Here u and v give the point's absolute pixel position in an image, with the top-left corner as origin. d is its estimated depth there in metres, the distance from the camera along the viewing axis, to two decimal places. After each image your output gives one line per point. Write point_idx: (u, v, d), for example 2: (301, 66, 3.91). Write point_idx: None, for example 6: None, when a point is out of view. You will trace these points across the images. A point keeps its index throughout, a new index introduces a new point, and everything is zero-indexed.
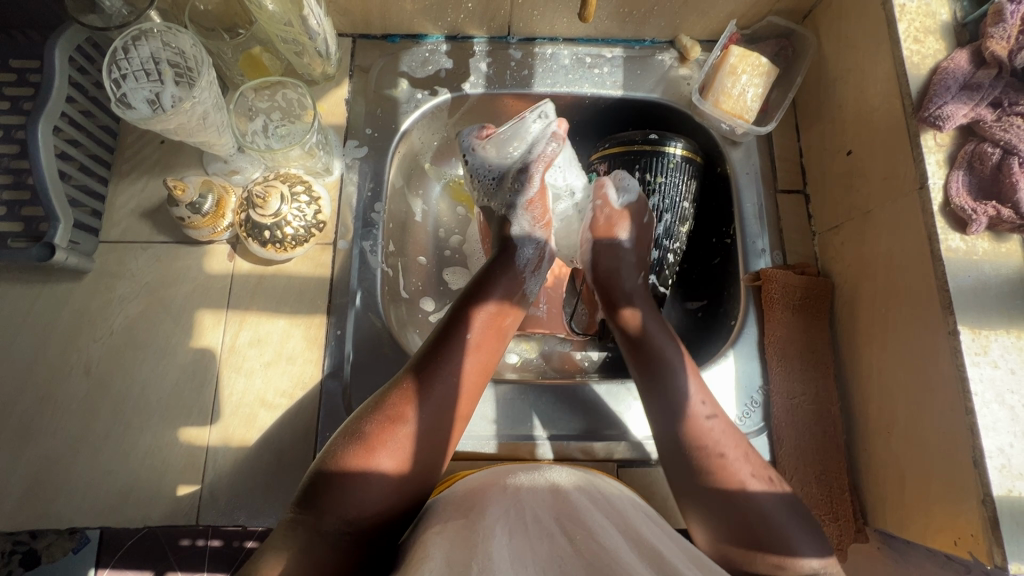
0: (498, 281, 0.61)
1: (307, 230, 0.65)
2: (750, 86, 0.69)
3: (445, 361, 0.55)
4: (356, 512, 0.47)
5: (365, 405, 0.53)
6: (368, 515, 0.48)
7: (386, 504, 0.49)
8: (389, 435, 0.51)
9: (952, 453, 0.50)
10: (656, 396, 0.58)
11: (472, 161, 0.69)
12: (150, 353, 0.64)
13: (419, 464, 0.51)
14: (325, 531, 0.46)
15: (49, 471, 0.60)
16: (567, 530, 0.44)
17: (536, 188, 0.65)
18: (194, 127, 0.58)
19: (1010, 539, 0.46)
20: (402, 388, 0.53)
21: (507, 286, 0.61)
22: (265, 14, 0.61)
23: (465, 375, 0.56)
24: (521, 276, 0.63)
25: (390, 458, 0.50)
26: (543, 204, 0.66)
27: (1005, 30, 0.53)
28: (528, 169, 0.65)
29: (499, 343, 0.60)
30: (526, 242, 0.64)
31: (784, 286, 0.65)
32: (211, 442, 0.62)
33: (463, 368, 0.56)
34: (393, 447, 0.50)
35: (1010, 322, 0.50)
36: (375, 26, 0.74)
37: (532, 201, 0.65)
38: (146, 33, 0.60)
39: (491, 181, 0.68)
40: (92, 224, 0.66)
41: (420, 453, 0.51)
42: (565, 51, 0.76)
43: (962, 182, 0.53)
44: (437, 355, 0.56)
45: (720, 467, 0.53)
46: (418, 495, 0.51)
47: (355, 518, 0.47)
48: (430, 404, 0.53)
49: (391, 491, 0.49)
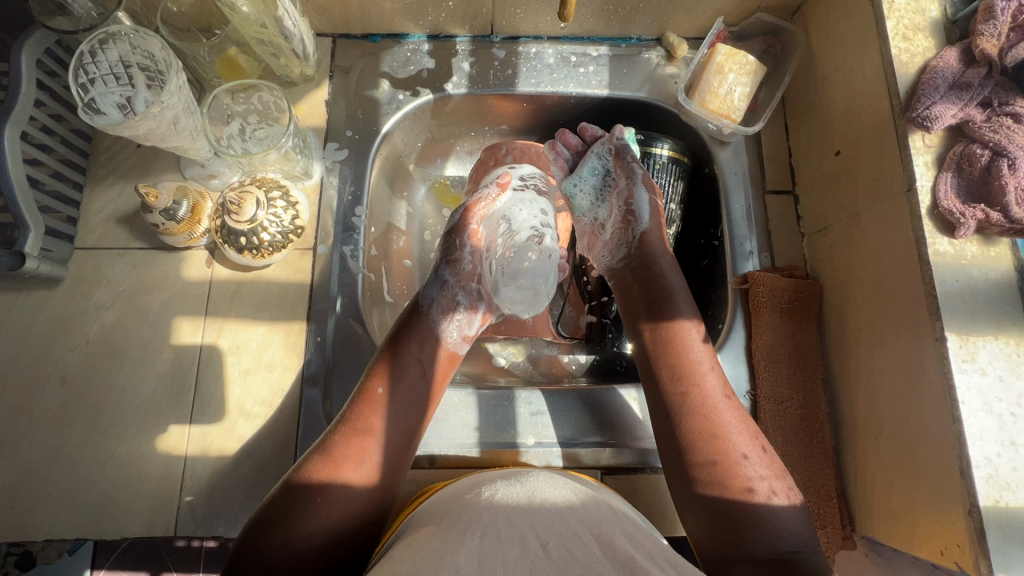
0: (415, 330, 0.58)
1: (285, 236, 0.64)
2: (737, 85, 0.68)
3: (411, 366, 0.55)
4: (315, 523, 0.46)
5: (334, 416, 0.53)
6: (328, 527, 0.46)
7: (359, 511, 0.48)
8: (352, 454, 0.49)
9: (939, 459, 0.49)
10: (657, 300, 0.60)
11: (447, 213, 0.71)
12: (127, 361, 0.63)
13: (384, 475, 0.50)
14: (283, 543, 0.45)
15: (25, 482, 0.59)
16: (544, 540, 0.42)
17: (463, 213, 0.66)
18: (165, 133, 0.57)
19: (996, 550, 0.45)
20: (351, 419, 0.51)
21: (421, 338, 0.57)
22: (239, 15, 0.60)
23: (428, 387, 0.55)
24: (432, 322, 0.59)
25: (363, 467, 0.49)
26: (457, 252, 0.63)
27: (995, 28, 0.52)
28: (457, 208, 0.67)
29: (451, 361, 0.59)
30: (434, 284, 0.62)
31: (771, 289, 0.64)
32: (189, 452, 0.61)
33: (427, 379, 0.55)
34: (357, 458, 0.49)
35: (999, 328, 0.49)
36: (355, 26, 0.72)
37: (448, 251, 0.64)
38: (113, 36, 0.58)
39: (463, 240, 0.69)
40: (67, 231, 0.65)
41: (375, 481, 0.49)
42: (550, 49, 0.74)
43: (950, 185, 0.51)
44: (401, 362, 0.55)
45: (738, 473, 0.50)
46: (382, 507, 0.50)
47: (325, 528, 0.46)
48: (380, 436, 0.51)
49: (356, 503, 0.48)
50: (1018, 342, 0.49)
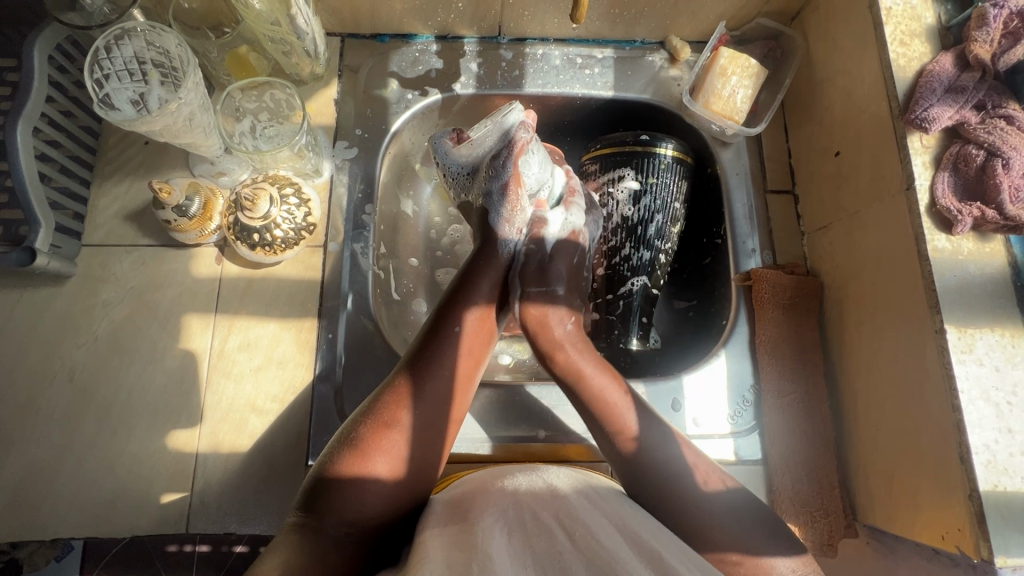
0: (483, 275, 0.61)
1: (297, 233, 0.64)
2: (739, 87, 0.70)
3: (438, 359, 0.54)
4: (353, 517, 0.46)
5: (357, 410, 0.52)
6: (367, 521, 0.47)
7: (402, 487, 0.49)
8: (390, 434, 0.50)
9: (939, 447, 0.51)
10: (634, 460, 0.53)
11: (460, 149, 0.64)
12: (137, 359, 0.63)
13: (421, 456, 0.51)
14: (322, 539, 0.45)
15: (33, 480, 0.59)
16: (566, 528, 0.44)
17: (512, 173, 0.61)
18: (180, 129, 0.57)
19: (995, 533, 0.46)
20: (389, 396, 0.52)
21: (493, 279, 0.61)
22: (252, 13, 0.60)
23: (454, 380, 0.54)
24: (503, 266, 0.62)
25: (402, 444, 0.50)
26: (514, 193, 0.62)
27: (988, 34, 0.54)
28: (499, 156, 0.61)
29: (489, 339, 0.59)
30: (507, 229, 0.63)
31: (773, 285, 0.66)
32: (201, 449, 0.61)
33: (458, 365, 0.55)
34: (398, 437, 0.50)
35: (995, 320, 0.51)
36: (364, 25, 0.73)
37: (504, 189, 0.62)
38: (128, 32, 0.58)
39: (466, 175, 0.66)
40: (74, 228, 0.65)
41: (414, 459, 0.50)
42: (556, 51, 0.76)
43: (947, 184, 0.53)
44: (427, 355, 0.54)
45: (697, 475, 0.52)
46: (423, 488, 0.51)
47: (373, 504, 0.47)
48: (419, 412, 0.52)
49: (396, 487, 0.49)
50: (1013, 334, 0.51)
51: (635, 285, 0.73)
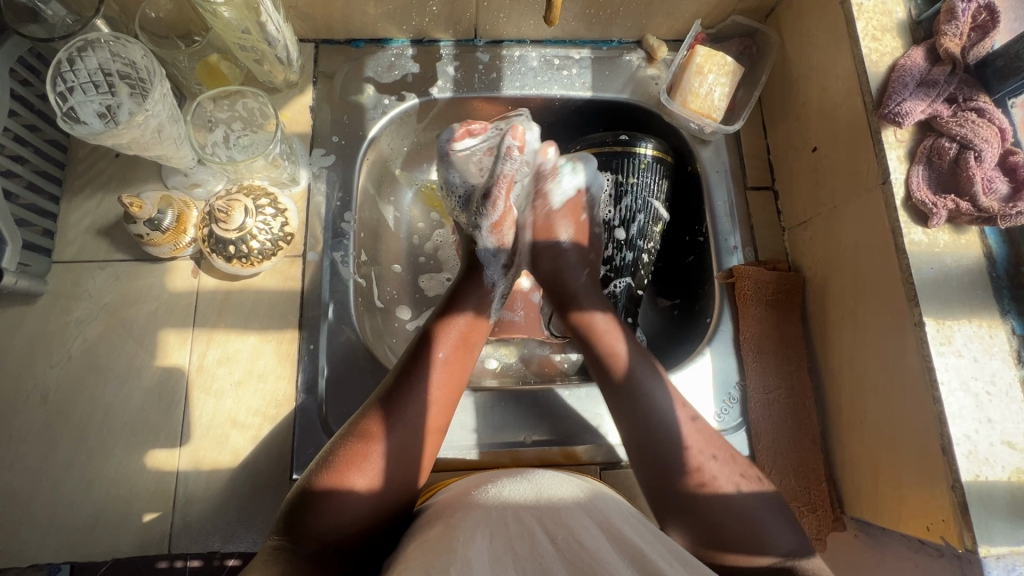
0: (469, 294, 0.61)
1: (275, 243, 0.63)
2: (716, 85, 0.70)
3: (421, 379, 0.53)
4: (335, 531, 0.45)
5: (342, 427, 0.51)
6: (348, 534, 0.46)
7: (377, 508, 0.48)
8: (367, 454, 0.48)
9: (921, 439, 0.51)
10: (637, 426, 0.54)
11: (468, 170, 0.64)
12: (112, 377, 0.61)
13: (394, 479, 0.49)
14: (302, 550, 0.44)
15: (7, 506, 0.57)
16: (550, 530, 0.44)
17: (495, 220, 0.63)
18: (148, 141, 0.56)
19: (979, 522, 0.47)
20: (371, 416, 0.51)
21: (478, 301, 0.60)
22: (221, 21, 0.59)
23: (434, 403, 0.53)
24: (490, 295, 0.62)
25: (379, 465, 0.48)
26: (504, 221, 0.63)
27: (957, 27, 0.55)
28: (490, 195, 0.62)
29: (471, 357, 0.58)
30: (494, 263, 0.64)
31: (756, 282, 0.66)
32: (181, 467, 0.59)
33: (438, 385, 0.54)
34: (371, 462, 0.48)
35: (972, 312, 0.51)
36: (338, 31, 0.72)
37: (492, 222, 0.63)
38: (91, 43, 0.57)
39: (461, 200, 0.65)
40: (44, 245, 0.63)
41: (391, 480, 0.49)
42: (533, 53, 0.75)
43: (922, 177, 0.54)
44: (414, 373, 0.54)
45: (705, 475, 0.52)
46: (400, 508, 0.49)
47: (349, 522, 0.46)
48: (398, 433, 0.50)
49: (373, 506, 0.47)
50: (991, 325, 0.51)
51: (619, 286, 0.73)
